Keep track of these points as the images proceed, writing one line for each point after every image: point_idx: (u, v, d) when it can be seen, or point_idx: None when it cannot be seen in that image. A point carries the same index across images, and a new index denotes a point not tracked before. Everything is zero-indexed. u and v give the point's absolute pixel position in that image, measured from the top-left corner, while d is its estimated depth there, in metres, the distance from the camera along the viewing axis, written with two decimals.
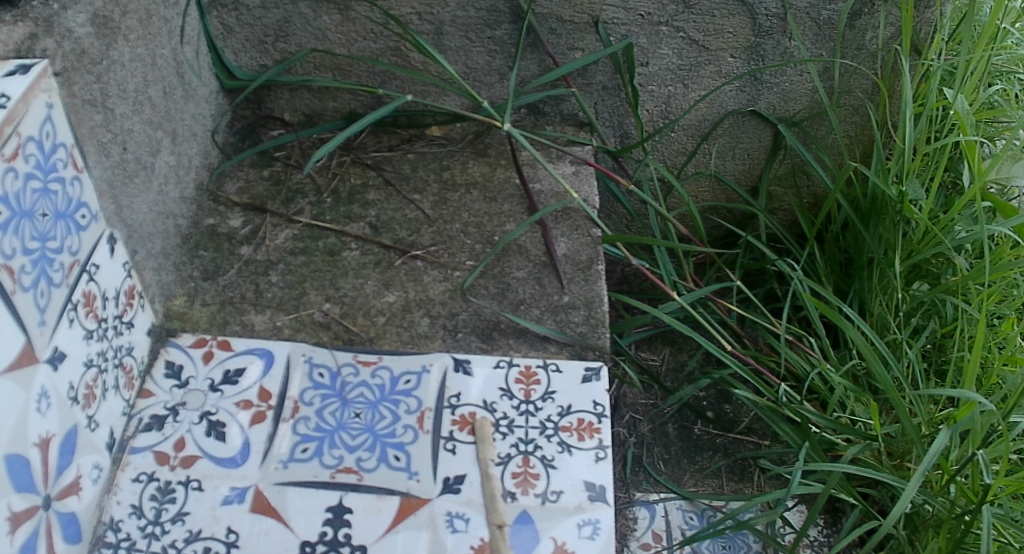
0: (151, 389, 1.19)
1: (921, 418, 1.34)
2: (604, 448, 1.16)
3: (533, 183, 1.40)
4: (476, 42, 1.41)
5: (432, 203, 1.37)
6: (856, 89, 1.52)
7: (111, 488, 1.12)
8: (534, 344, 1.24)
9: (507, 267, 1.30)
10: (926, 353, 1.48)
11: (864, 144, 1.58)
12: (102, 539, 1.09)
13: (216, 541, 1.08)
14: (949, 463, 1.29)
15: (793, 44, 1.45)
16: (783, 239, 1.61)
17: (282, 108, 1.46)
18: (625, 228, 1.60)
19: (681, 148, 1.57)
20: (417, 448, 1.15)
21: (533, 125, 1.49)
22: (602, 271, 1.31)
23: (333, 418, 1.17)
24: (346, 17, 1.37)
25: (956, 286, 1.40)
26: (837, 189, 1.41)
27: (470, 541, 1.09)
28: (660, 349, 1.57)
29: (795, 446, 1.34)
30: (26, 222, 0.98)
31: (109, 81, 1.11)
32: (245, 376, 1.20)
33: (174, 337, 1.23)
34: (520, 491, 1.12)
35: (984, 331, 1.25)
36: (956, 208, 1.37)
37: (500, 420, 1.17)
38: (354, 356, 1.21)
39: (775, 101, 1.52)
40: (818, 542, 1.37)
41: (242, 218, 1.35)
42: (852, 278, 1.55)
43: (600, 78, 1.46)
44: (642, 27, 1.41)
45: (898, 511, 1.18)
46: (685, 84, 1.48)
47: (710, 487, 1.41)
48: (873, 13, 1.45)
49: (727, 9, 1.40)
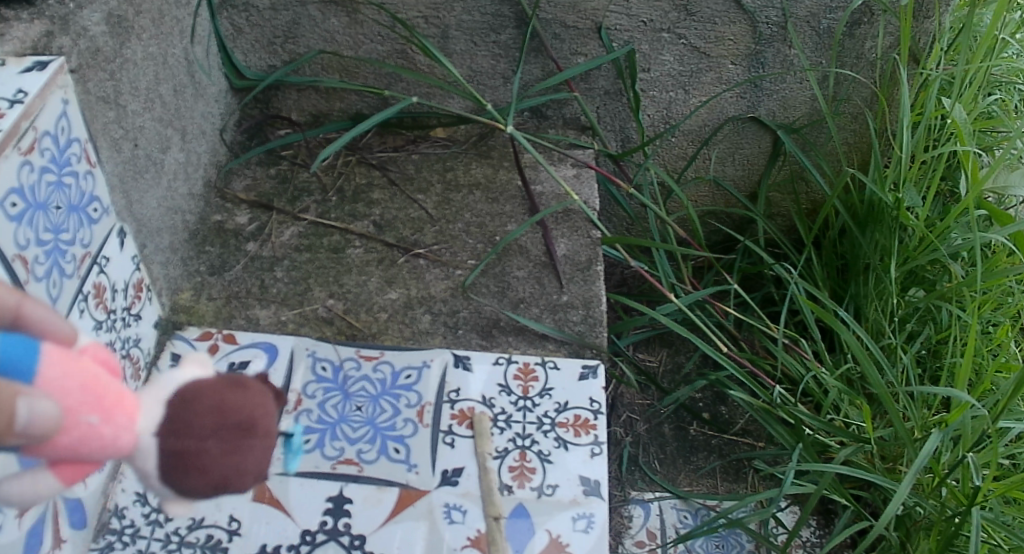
0: (157, 380, 1.21)
1: (914, 422, 1.36)
2: (600, 444, 1.18)
3: (535, 185, 1.43)
4: (481, 46, 1.43)
5: (435, 203, 1.40)
6: (855, 97, 1.54)
7: (116, 476, 1.14)
8: (533, 342, 1.26)
9: (507, 266, 1.32)
10: (921, 359, 1.50)
11: (863, 151, 1.61)
12: (106, 525, 1.11)
13: (219, 528, 1.11)
14: (940, 466, 1.31)
15: (793, 52, 1.47)
16: (781, 245, 1.63)
17: (290, 108, 1.48)
18: (625, 231, 1.63)
19: (681, 153, 1.59)
20: (417, 440, 1.17)
21: (536, 128, 1.52)
22: (601, 272, 1.33)
23: (335, 411, 1.19)
24: (354, 19, 1.40)
25: (951, 293, 1.41)
26: (834, 195, 1.44)
27: (466, 532, 1.11)
28: (657, 350, 1.60)
29: (789, 448, 1.36)
30: (41, 214, 1.01)
31: (122, 79, 1.14)
32: (249, 369, 1.22)
33: (180, 330, 1.26)
34: (516, 484, 1.15)
35: (976, 336, 1.27)
36: (952, 215, 1.39)
37: (498, 415, 1.20)
38: (356, 351, 1.24)
39: (774, 108, 1.54)
40: (811, 542, 1.40)
41: (249, 215, 1.37)
42: (848, 283, 1.57)
43: (602, 83, 1.48)
44: (644, 34, 1.44)
45: (890, 512, 1.20)
46: (687, 90, 1.51)
47: (705, 487, 1.43)
48: (872, 23, 1.47)
49: (728, 17, 1.43)
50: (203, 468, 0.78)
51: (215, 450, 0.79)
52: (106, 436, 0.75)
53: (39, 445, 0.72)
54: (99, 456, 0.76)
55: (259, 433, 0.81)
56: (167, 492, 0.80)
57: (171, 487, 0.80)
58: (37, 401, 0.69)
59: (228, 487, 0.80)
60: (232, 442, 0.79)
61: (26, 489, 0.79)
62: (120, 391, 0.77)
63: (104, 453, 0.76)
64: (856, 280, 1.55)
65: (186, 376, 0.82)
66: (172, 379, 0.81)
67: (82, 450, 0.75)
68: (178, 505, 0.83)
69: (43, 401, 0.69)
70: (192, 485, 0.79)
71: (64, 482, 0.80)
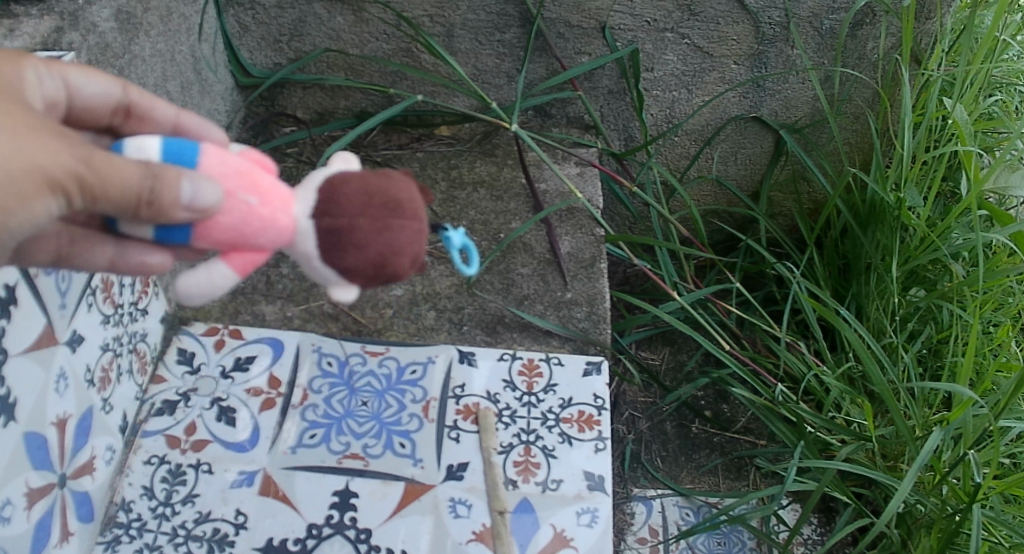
0: (164, 374, 1.22)
1: (915, 420, 1.37)
2: (604, 439, 1.19)
3: (539, 183, 1.44)
4: (486, 45, 1.44)
5: (439, 201, 1.40)
6: (857, 97, 1.55)
7: (123, 470, 1.15)
8: (537, 338, 1.27)
9: (512, 263, 1.33)
10: (922, 358, 1.51)
11: (864, 151, 1.62)
12: (113, 518, 1.12)
13: (225, 522, 1.11)
14: (941, 463, 1.32)
15: (796, 52, 1.48)
16: (782, 244, 1.64)
17: (294, 106, 1.49)
18: (628, 229, 1.64)
19: (684, 152, 1.60)
20: (422, 435, 1.18)
21: (540, 126, 1.53)
22: (605, 269, 1.34)
23: (341, 406, 1.20)
24: (360, 17, 1.40)
25: (952, 292, 1.42)
26: (836, 194, 1.45)
27: (471, 526, 1.12)
28: (659, 348, 1.60)
29: (791, 445, 1.37)
30: None
31: (130, 75, 1.15)
32: (255, 364, 1.23)
33: (186, 325, 1.26)
34: (521, 479, 1.16)
35: (977, 335, 1.28)
36: (953, 215, 1.40)
37: (502, 411, 1.21)
38: (362, 346, 1.25)
39: (777, 107, 1.55)
40: (812, 540, 1.41)
41: None
42: (849, 282, 1.58)
43: (606, 82, 1.49)
44: (648, 33, 1.45)
45: (890, 509, 1.21)
46: (689, 90, 1.52)
47: (707, 484, 1.44)
48: (874, 24, 1.48)
49: (731, 17, 1.44)
50: (359, 243, 0.84)
51: (366, 228, 0.84)
52: (264, 216, 0.83)
53: (203, 225, 0.82)
54: (260, 238, 0.84)
55: (407, 215, 0.86)
56: (330, 275, 0.86)
57: (332, 267, 0.85)
58: (202, 186, 0.80)
59: (386, 268, 0.85)
60: (382, 221, 0.84)
61: (204, 281, 0.85)
62: (276, 187, 0.85)
63: (266, 235, 0.84)
64: (857, 279, 1.56)
65: (333, 169, 0.87)
66: (320, 174, 0.88)
67: (241, 245, 0.84)
68: (339, 293, 0.87)
69: (204, 187, 0.80)
70: (350, 263, 0.84)
71: (238, 273, 0.86)
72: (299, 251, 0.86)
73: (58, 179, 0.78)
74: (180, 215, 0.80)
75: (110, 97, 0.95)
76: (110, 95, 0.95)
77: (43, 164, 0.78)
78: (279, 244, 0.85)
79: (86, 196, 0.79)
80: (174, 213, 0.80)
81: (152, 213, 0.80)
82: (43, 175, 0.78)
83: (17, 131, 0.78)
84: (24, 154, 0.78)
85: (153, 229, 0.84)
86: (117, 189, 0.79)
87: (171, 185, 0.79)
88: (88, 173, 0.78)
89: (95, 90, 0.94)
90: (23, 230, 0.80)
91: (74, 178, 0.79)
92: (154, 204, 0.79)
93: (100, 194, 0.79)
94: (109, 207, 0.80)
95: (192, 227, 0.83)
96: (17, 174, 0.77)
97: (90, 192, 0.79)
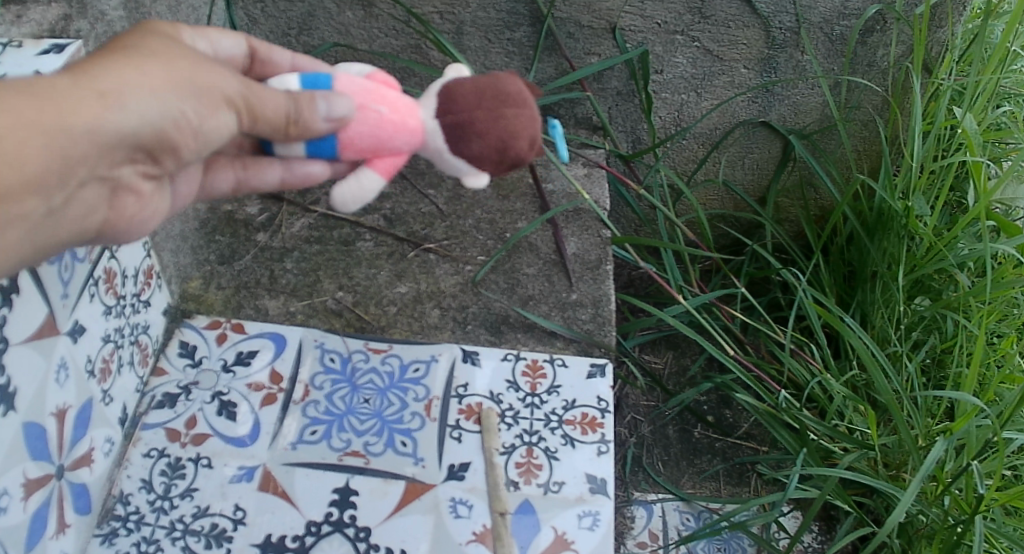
0: (165, 367, 1.21)
1: (920, 430, 1.35)
2: (607, 442, 1.18)
3: (547, 183, 1.42)
4: (496, 44, 1.44)
5: (446, 199, 1.39)
6: (867, 105, 1.54)
7: (122, 462, 1.14)
8: (541, 339, 1.26)
9: (518, 263, 1.32)
10: (926, 368, 1.50)
11: (873, 158, 1.62)
12: (111, 511, 1.11)
13: (224, 518, 1.11)
14: (944, 474, 1.31)
15: (805, 58, 1.47)
16: (789, 250, 1.64)
17: None
18: (634, 231, 1.64)
19: (691, 155, 1.60)
20: (424, 434, 1.17)
21: (547, 126, 1.52)
22: (610, 271, 1.33)
23: (342, 403, 1.19)
24: (369, 13, 1.39)
25: (957, 302, 1.41)
26: (844, 202, 1.44)
27: (472, 527, 1.11)
28: (663, 352, 1.60)
29: (793, 452, 1.36)
30: None
31: None
32: (257, 358, 1.22)
33: (189, 318, 1.25)
34: (523, 480, 1.15)
35: (983, 345, 1.27)
36: (961, 224, 1.39)
37: (505, 411, 1.20)
38: (364, 343, 1.24)
39: (786, 113, 1.54)
40: (812, 548, 1.40)
41: (259, 205, 1.36)
42: (855, 289, 1.57)
43: (615, 83, 1.48)
44: (658, 35, 1.44)
45: (893, 519, 1.20)
46: (698, 93, 1.51)
47: (707, 490, 1.43)
48: (885, 31, 1.46)
49: (742, 21, 1.43)
50: (480, 131, 0.92)
51: (483, 118, 0.93)
52: (396, 121, 0.93)
53: (344, 136, 0.92)
54: (397, 140, 0.93)
55: (518, 104, 0.93)
56: (461, 166, 0.95)
57: (461, 157, 0.94)
58: (337, 103, 0.90)
59: (508, 152, 0.93)
60: (496, 111, 0.93)
61: (354, 187, 0.95)
62: (402, 99, 0.95)
63: (400, 137, 0.93)
64: (863, 287, 1.55)
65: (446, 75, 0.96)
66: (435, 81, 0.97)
67: (382, 152, 0.94)
68: (471, 180, 0.96)
69: (338, 103, 0.90)
70: (476, 151, 0.93)
71: (383, 176, 0.95)
72: (432, 149, 0.95)
73: (232, 98, 0.88)
74: (324, 125, 0.90)
75: (238, 53, 1.06)
76: (238, 50, 1.05)
77: (219, 84, 0.88)
78: (413, 145, 0.94)
79: (256, 116, 0.89)
80: (317, 126, 0.90)
81: (299, 130, 0.90)
82: (218, 94, 0.87)
83: (193, 59, 0.87)
84: (206, 79, 0.87)
85: (303, 147, 0.93)
86: (274, 111, 0.89)
87: (310, 105, 0.89)
88: (252, 94, 0.88)
89: (227, 45, 1.04)
90: (206, 141, 0.89)
91: (242, 98, 0.88)
92: (301, 122, 0.89)
93: (261, 114, 0.89)
94: (266, 127, 0.90)
95: (335, 139, 0.92)
96: (198, 91, 0.86)
97: (253, 111, 0.89)
